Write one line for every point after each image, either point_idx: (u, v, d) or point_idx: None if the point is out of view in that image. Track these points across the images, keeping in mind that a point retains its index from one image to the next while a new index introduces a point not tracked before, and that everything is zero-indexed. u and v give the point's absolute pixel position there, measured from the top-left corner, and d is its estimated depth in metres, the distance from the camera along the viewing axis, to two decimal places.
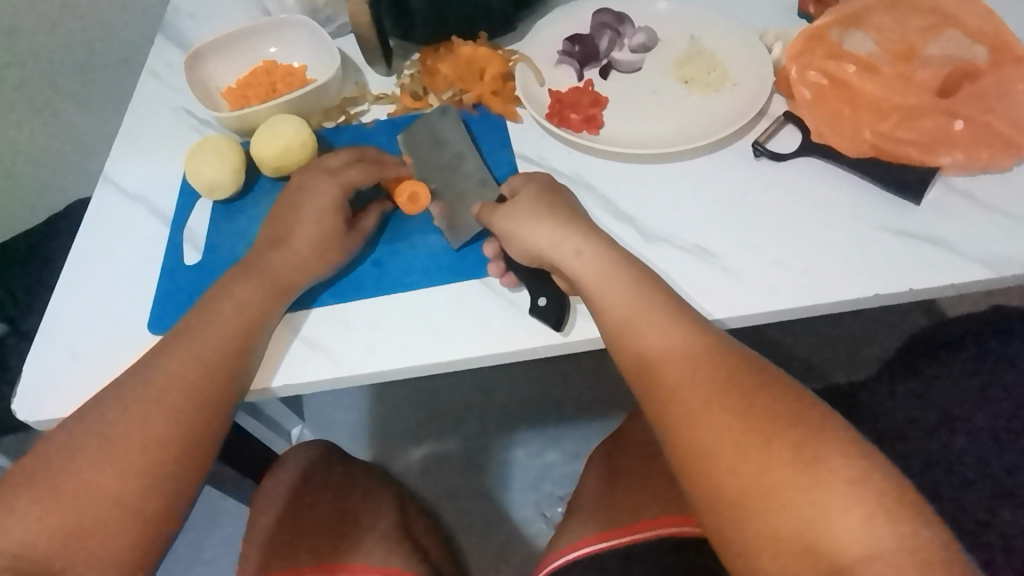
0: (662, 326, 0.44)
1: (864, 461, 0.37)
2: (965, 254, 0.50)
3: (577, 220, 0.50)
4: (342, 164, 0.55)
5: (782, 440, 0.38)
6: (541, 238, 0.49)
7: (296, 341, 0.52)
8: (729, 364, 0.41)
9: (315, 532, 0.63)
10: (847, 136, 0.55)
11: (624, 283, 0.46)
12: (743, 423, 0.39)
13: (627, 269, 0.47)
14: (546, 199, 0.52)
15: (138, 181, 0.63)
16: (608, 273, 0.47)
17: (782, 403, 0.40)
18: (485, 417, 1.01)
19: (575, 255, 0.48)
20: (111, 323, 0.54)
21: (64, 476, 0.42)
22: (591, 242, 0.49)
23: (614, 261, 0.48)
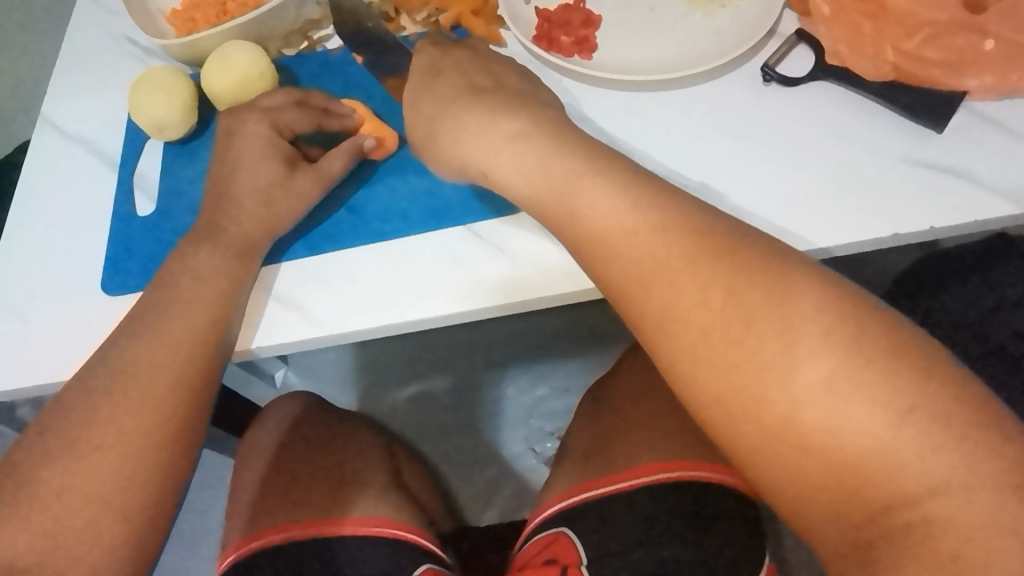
0: (628, 235, 0.36)
1: (933, 392, 0.29)
2: (989, 187, 0.46)
3: (475, 116, 0.44)
4: (279, 105, 0.49)
5: (770, 373, 0.31)
6: (466, 147, 0.44)
7: (270, 299, 0.48)
8: (681, 285, 0.34)
9: (305, 486, 0.60)
10: (867, 57, 0.50)
11: (546, 189, 0.40)
12: (740, 360, 0.32)
13: (543, 170, 0.40)
14: (429, 105, 0.46)
15: (81, 121, 0.56)
16: (539, 170, 0.40)
17: (760, 317, 0.32)
18: (473, 354, 0.98)
19: (485, 176, 0.43)
20: (62, 283, 0.49)
21: (32, 461, 0.39)
22: (489, 149, 0.42)
23: (524, 161, 0.41)
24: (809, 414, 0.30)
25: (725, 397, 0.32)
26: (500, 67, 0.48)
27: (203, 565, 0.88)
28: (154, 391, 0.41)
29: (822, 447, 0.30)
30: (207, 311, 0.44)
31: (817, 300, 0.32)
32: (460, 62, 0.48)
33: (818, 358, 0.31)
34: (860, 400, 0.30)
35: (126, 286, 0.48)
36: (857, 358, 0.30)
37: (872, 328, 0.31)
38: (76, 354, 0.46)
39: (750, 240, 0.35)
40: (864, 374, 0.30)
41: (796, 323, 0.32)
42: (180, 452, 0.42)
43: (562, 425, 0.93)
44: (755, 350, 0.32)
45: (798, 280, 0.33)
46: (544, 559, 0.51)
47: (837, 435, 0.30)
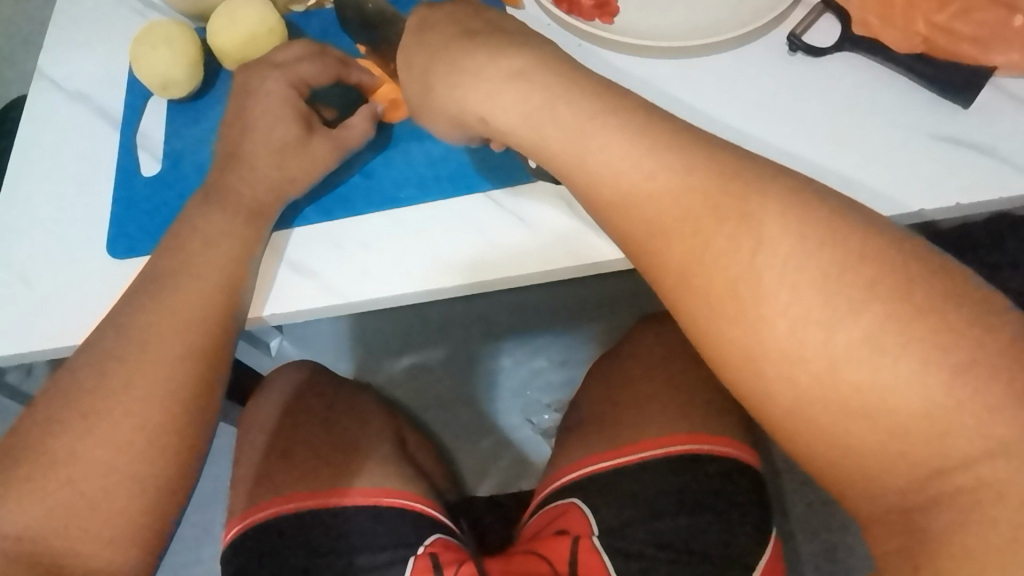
0: (662, 206, 0.35)
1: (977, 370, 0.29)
2: (1013, 164, 0.46)
3: (467, 60, 0.41)
4: (293, 58, 0.47)
5: (811, 350, 0.31)
6: (465, 93, 0.41)
7: (282, 265, 0.46)
8: (712, 247, 0.34)
9: (315, 454, 0.60)
10: (899, 29, 0.49)
11: (555, 137, 0.38)
12: (779, 336, 0.32)
13: (548, 114, 0.38)
14: (421, 57, 0.43)
15: (79, 78, 0.54)
16: (537, 114, 0.39)
17: (799, 290, 0.31)
18: (471, 325, 0.98)
19: (483, 122, 0.41)
20: (66, 246, 0.47)
21: (50, 427, 0.38)
22: (487, 90, 0.40)
23: (529, 105, 0.39)
24: (844, 384, 0.30)
25: (759, 369, 0.32)
26: (496, 14, 0.44)
27: (210, 531, 0.89)
28: (167, 360, 0.41)
29: (858, 421, 0.30)
30: (219, 279, 0.43)
31: (858, 269, 0.31)
32: (452, 14, 0.44)
33: (855, 331, 0.30)
34: (906, 372, 0.29)
35: (133, 249, 0.47)
36: (899, 316, 0.30)
37: (917, 302, 0.30)
38: (83, 318, 0.45)
39: (795, 204, 0.33)
40: (896, 346, 0.30)
41: (832, 291, 0.31)
42: (199, 417, 0.41)
43: (560, 398, 0.93)
44: (796, 325, 0.31)
45: (845, 247, 0.32)
46: (555, 530, 0.51)
47: (876, 409, 0.30)
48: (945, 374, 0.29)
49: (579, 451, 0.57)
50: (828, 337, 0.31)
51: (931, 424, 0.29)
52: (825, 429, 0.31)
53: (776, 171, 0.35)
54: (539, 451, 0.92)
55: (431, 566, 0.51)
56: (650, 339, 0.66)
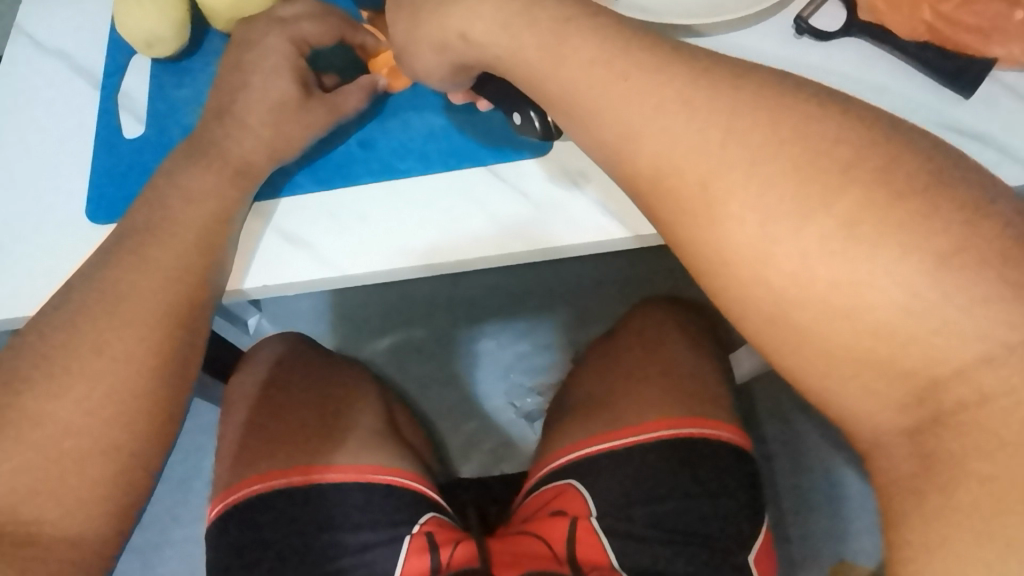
0: (677, 158, 0.32)
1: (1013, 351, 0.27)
2: (1008, 154, 0.47)
3: None
4: (296, 15, 0.45)
5: (849, 322, 0.28)
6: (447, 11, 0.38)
7: (270, 232, 0.45)
8: (715, 197, 0.31)
9: (300, 427, 0.58)
10: (904, 14, 0.49)
11: (529, 42, 0.36)
12: (810, 311, 0.29)
13: (529, 27, 0.36)
14: None
15: (57, 32, 0.51)
16: (516, 29, 0.36)
17: (840, 251, 0.28)
18: (455, 306, 0.97)
19: (462, 40, 0.38)
20: (38, 208, 0.45)
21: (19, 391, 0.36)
22: (466, 6, 0.37)
23: (507, 17, 0.36)
24: (826, 285, 0.28)
25: (772, 348, 0.31)
26: None
27: (187, 508, 0.87)
28: (145, 324, 0.39)
29: (844, 329, 0.29)
30: (200, 242, 0.41)
31: (868, 177, 0.29)
32: None
33: (845, 247, 0.28)
34: (895, 268, 0.27)
35: (113, 214, 0.44)
36: (913, 241, 0.27)
37: (945, 224, 0.27)
38: (57, 285, 0.43)
39: (837, 151, 0.29)
40: (883, 240, 0.28)
41: (847, 220, 0.28)
42: (175, 385, 0.40)
43: (544, 381, 0.93)
44: (780, 240, 0.29)
45: (891, 203, 0.28)
46: (551, 510, 0.51)
47: (869, 332, 0.28)
48: (977, 324, 0.27)
49: (571, 432, 0.57)
50: (831, 266, 0.28)
51: (930, 349, 0.28)
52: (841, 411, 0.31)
53: (822, 105, 0.31)
54: (522, 434, 0.91)
55: (427, 545, 0.50)
56: (643, 321, 0.66)
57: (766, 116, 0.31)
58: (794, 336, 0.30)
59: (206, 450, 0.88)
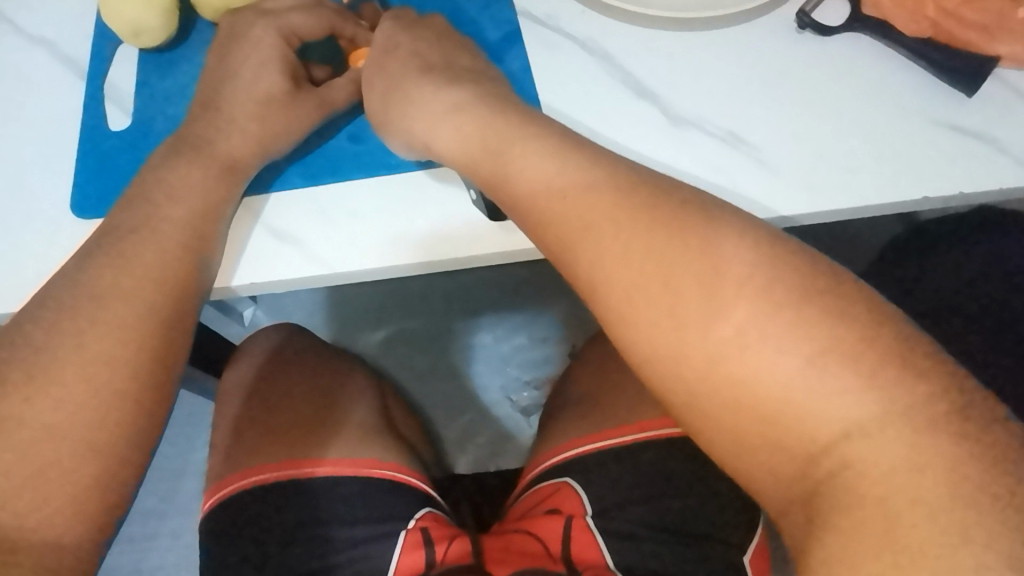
0: (628, 270, 0.35)
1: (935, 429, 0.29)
2: (1012, 155, 0.46)
3: (416, 91, 0.43)
4: (285, 7, 0.45)
5: (769, 427, 0.31)
6: (414, 123, 0.43)
7: (259, 227, 0.44)
8: (642, 293, 0.34)
9: (294, 421, 0.58)
10: (907, 10, 0.48)
11: (483, 143, 0.40)
12: (733, 416, 0.32)
13: (484, 137, 0.40)
14: (381, 84, 0.44)
15: (42, 18, 0.49)
16: (469, 134, 0.41)
17: (757, 361, 0.31)
18: (452, 299, 0.96)
19: (427, 148, 0.43)
20: (21, 199, 0.44)
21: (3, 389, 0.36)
22: (428, 121, 0.42)
23: (461, 131, 0.41)
24: (744, 394, 0.32)
25: (719, 442, 0.33)
26: (457, 53, 0.45)
27: (180, 498, 0.87)
28: (131, 321, 0.39)
29: (768, 432, 0.31)
30: (188, 238, 0.41)
31: (786, 299, 0.31)
32: (417, 38, 0.45)
33: (760, 359, 0.31)
34: (784, 356, 0.31)
35: (99, 207, 0.43)
36: (818, 358, 0.30)
37: (858, 336, 0.30)
38: (43, 281, 0.42)
39: (768, 271, 0.32)
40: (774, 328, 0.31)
41: (764, 333, 0.31)
42: (162, 383, 0.39)
43: (540, 375, 0.92)
44: (705, 351, 0.32)
45: (809, 324, 0.31)
46: (546, 509, 0.51)
47: (786, 436, 0.31)
48: (893, 424, 0.29)
49: (565, 430, 0.57)
50: (743, 371, 0.32)
51: (834, 438, 0.30)
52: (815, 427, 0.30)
53: (757, 234, 0.34)
54: (518, 427, 0.91)
55: (421, 541, 0.50)
56: None
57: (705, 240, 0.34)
58: (735, 435, 0.32)
59: (197, 442, 0.88)
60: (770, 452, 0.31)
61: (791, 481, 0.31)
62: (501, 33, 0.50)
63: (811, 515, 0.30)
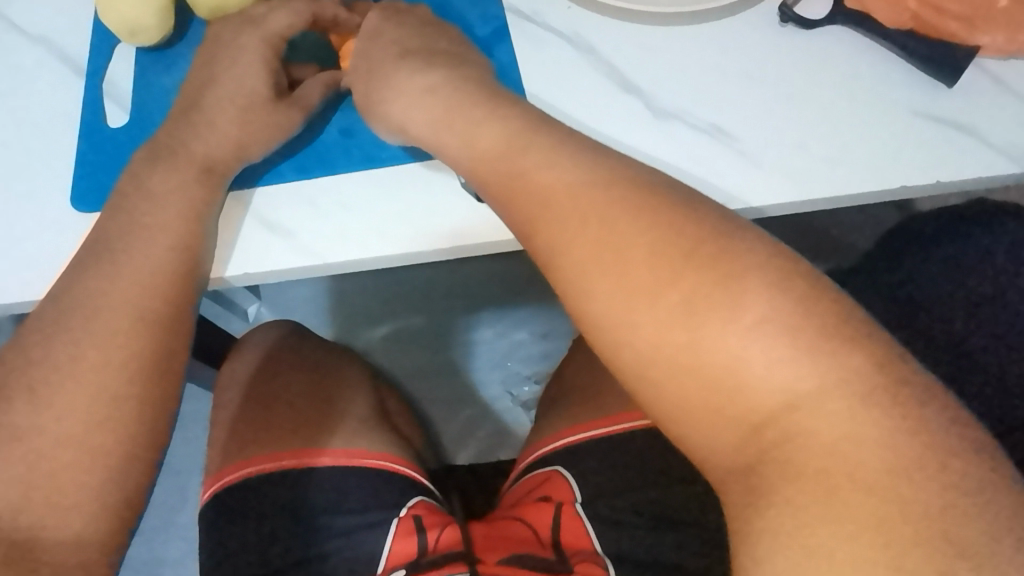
0: (594, 251, 0.36)
1: (888, 399, 0.30)
2: (992, 145, 0.47)
3: (396, 76, 0.45)
4: (270, 13, 0.46)
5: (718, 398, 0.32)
6: (392, 106, 0.44)
7: (251, 220, 0.45)
8: (603, 272, 0.35)
9: (294, 412, 0.59)
10: (889, 3, 0.49)
11: (458, 128, 0.42)
12: (687, 389, 0.33)
13: (460, 120, 0.42)
14: (363, 70, 0.46)
15: (39, 20, 0.51)
16: (444, 118, 0.42)
17: (709, 336, 0.32)
18: (451, 295, 0.97)
19: (403, 131, 0.44)
20: (24, 197, 0.45)
21: (14, 384, 0.38)
22: (405, 104, 0.44)
23: (436, 115, 0.43)
24: (700, 366, 0.33)
25: (681, 415, 0.34)
26: (441, 38, 0.47)
27: (187, 493, 0.88)
28: (136, 316, 0.40)
29: (727, 405, 0.32)
30: (186, 235, 0.42)
31: (738, 277, 0.33)
32: (401, 27, 0.47)
33: (711, 332, 0.32)
34: (736, 331, 0.32)
35: (98, 202, 0.45)
36: (766, 333, 0.32)
37: (804, 309, 0.32)
38: (50, 275, 0.43)
39: (728, 246, 0.34)
40: (727, 305, 0.32)
41: (717, 310, 0.33)
42: (167, 375, 0.40)
43: (539, 370, 0.93)
44: (662, 328, 0.33)
45: (757, 303, 0.32)
46: (538, 496, 0.52)
47: (740, 410, 0.32)
48: (846, 392, 0.31)
49: (559, 421, 0.58)
50: (693, 345, 0.33)
51: (789, 411, 0.31)
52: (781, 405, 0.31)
53: (719, 216, 0.35)
54: (517, 421, 0.92)
55: (414, 528, 0.50)
56: None
57: (667, 221, 0.35)
58: (695, 407, 0.33)
59: (199, 437, 0.89)
60: (748, 436, 0.32)
61: (761, 466, 0.31)
62: (489, 29, 0.51)
63: (770, 496, 0.30)
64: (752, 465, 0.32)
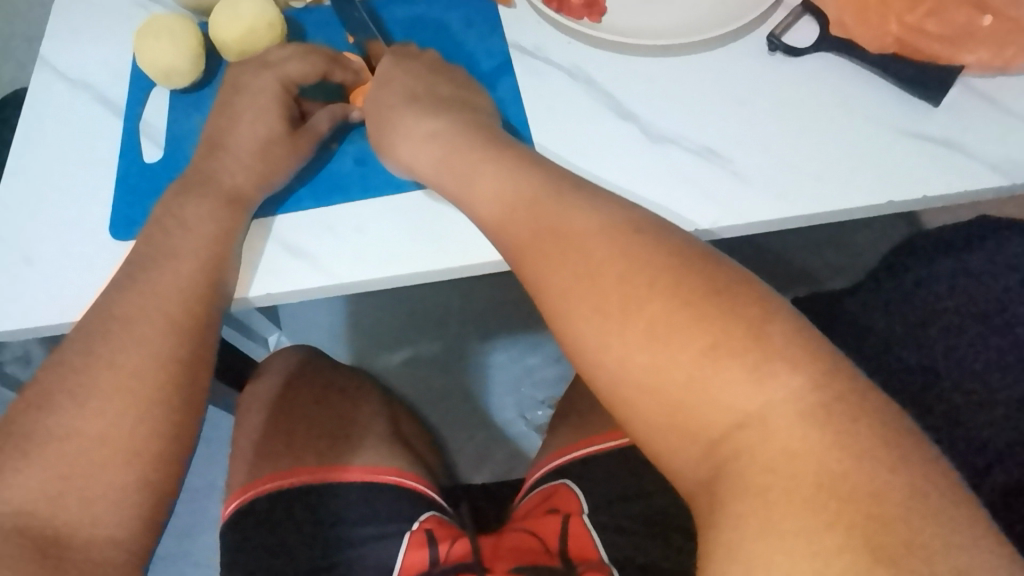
0: (588, 269, 0.38)
1: (866, 401, 0.32)
2: (978, 159, 0.48)
3: (403, 120, 0.48)
4: (284, 57, 0.50)
5: (696, 409, 0.34)
6: (400, 149, 0.48)
7: (272, 244, 0.48)
8: (594, 288, 0.37)
9: (311, 431, 0.61)
10: (872, 28, 0.51)
11: (460, 166, 0.45)
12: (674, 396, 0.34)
13: (461, 159, 0.45)
14: (375, 113, 0.49)
15: (84, 67, 0.56)
16: (447, 160, 0.46)
17: (690, 348, 0.34)
18: (466, 321, 1.00)
19: (411, 172, 0.48)
20: (66, 228, 0.49)
21: (53, 399, 0.40)
22: (412, 148, 0.47)
23: (440, 156, 0.46)
24: (682, 377, 0.34)
25: (664, 427, 0.35)
26: (445, 81, 0.50)
27: (208, 517, 0.90)
28: (163, 336, 0.43)
29: (712, 413, 0.33)
30: (211, 260, 0.45)
31: (721, 290, 0.35)
32: (410, 69, 0.50)
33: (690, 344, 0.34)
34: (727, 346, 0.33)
35: (133, 231, 0.48)
36: (749, 345, 0.33)
37: (776, 321, 0.34)
38: (89, 297, 0.46)
39: (712, 263, 0.37)
40: (703, 323, 0.34)
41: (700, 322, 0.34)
42: (192, 391, 0.43)
43: (553, 394, 0.94)
44: (652, 340, 0.35)
45: (740, 313, 0.34)
46: (547, 508, 0.53)
47: (723, 417, 0.33)
48: (831, 395, 0.32)
49: (565, 438, 0.59)
50: (675, 355, 0.34)
51: (773, 418, 0.32)
52: (760, 411, 0.32)
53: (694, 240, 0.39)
54: (531, 444, 0.93)
55: (425, 540, 0.52)
56: None
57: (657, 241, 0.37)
58: (678, 415, 0.34)
59: (221, 461, 0.92)
60: (720, 439, 0.33)
61: (740, 462, 0.32)
62: (493, 63, 0.55)
63: (748, 494, 0.31)
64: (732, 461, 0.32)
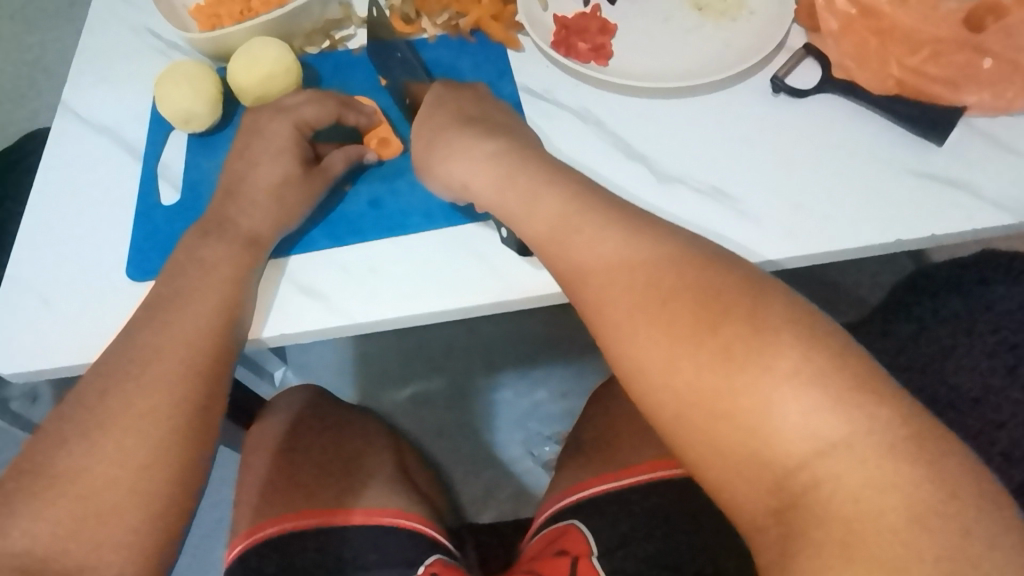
0: (627, 311, 0.38)
1: (883, 444, 0.31)
2: (986, 199, 0.49)
3: (457, 138, 0.48)
4: (299, 102, 0.51)
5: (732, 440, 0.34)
6: (455, 165, 0.47)
7: (284, 285, 0.49)
8: (637, 321, 0.38)
9: (319, 471, 0.61)
10: (874, 72, 0.53)
11: (515, 187, 0.45)
12: (708, 436, 0.35)
13: (516, 177, 0.45)
14: (428, 131, 0.49)
15: (105, 112, 0.57)
16: (505, 177, 0.45)
17: (735, 381, 0.34)
18: (473, 355, 0.99)
19: (464, 188, 0.47)
20: (84, 270, 0.50)
21: (64, 441, 0.40)
22: (469, 164, 0.47)
23: (499, 173, 0.45)
24: (713, 416, 0.35)
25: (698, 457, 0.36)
26: (494, 107, 0.51)
27: (211, 557, 0.89)
28: (175, 378, 0.43)
29: (736, 450, 0.34)
30: (225, 302, 0.46)
31: (767, 322, 0.35)
32: (459, 97, 0.51)
33: (729, 378, 0.35)
34: (766, 378, 0.34)
35: (149, 272, 0.49)
36: (794, 376, 0.33)
37: (813, 352, 0.34)
38: (104, 338, 0.47)
39: (748, 295, 0.36)
40: (740, 364, 0.34)
41: (726, 360, 0.35)
42: (203, 433, 0.43)
43: (560, 429, 0.94)
44: (694, 372, 0.35)
45: (771, 347, 0.34)
46: (556, 550, 0.51)
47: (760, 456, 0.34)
48: (847, 439, 0.32)
49: (576, 478, 0.59)
50: (713, 387, 0.35)
51: (794, 456, 0.33)
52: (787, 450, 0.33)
53: (734, 268, 0.38)
54: (539, 482, 0.92)
55: None
56: None
57: (687, 275, 0.38)
58: (710, 450, 0.35)
59: (227, 500, 0.91)
60: (768, 472, 0.33)
61: (778, 503, 0.33)
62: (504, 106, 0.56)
63: None
64: (771, 502, 0.33)
